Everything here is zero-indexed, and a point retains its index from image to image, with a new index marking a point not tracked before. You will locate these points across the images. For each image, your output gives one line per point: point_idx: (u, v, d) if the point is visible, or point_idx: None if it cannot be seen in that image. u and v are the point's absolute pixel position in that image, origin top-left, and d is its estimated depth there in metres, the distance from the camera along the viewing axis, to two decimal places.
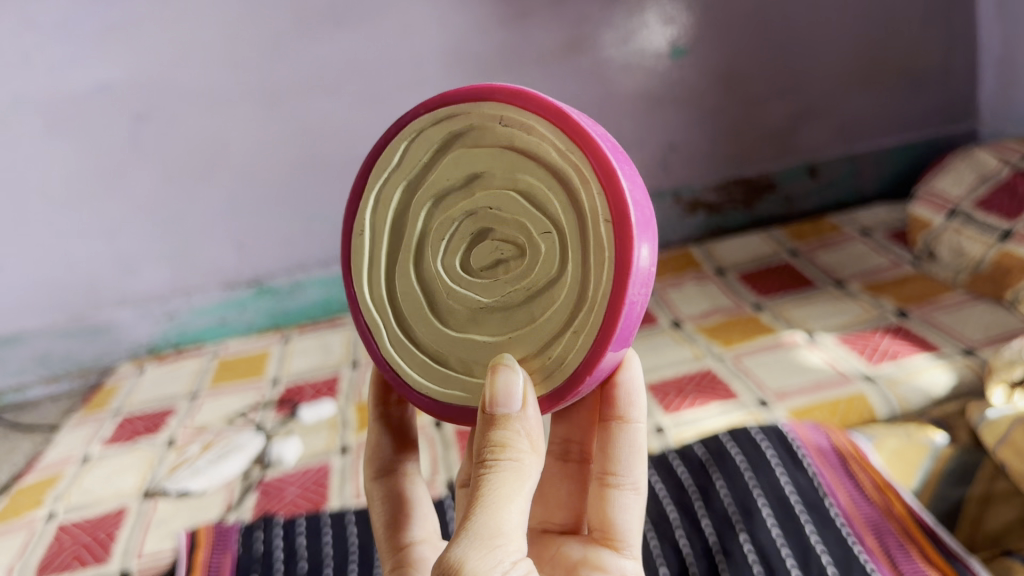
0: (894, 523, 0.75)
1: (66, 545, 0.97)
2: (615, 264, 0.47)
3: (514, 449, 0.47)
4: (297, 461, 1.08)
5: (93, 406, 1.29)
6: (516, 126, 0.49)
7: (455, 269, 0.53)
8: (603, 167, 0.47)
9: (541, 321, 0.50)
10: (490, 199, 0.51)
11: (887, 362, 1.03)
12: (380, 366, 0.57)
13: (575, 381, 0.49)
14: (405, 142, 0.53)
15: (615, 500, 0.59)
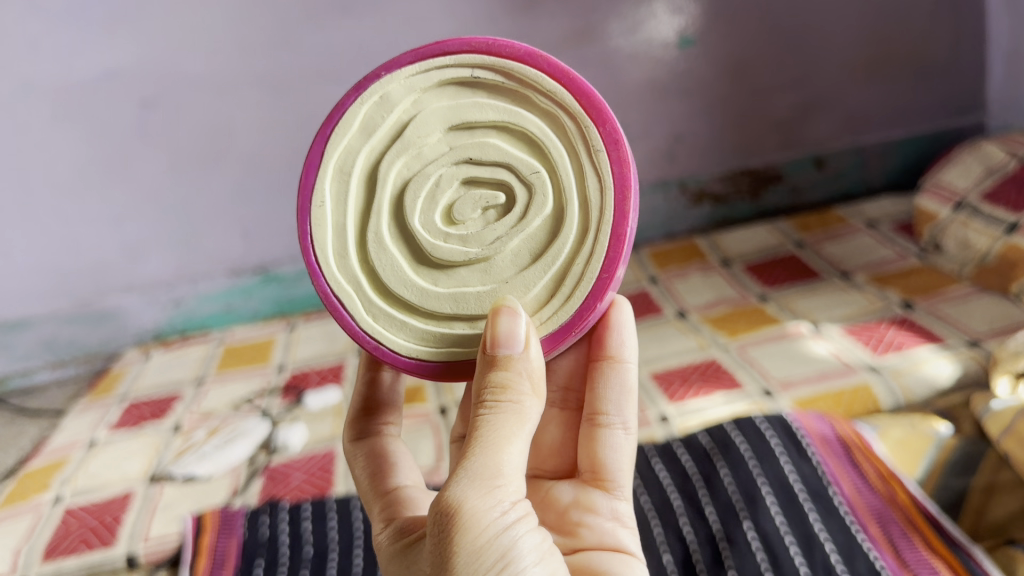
0: (897, 512, 0.75)
1: (73, 528, 0.98)
2: (615, 185, 0.54)
3: (515, 391, 0.48)
4: (303, 446, 1.08)
5: (100, 391, 1.30)
6: (493, 80, 0.55)
7: (437, 225, 0.55)
8: (589, 104, 0.54)
9: (538, 255, 0.55)
10: (472, 148, 0.55)
11: (892, 353, 1.03)
12: (359, 339, 0.57)
13: (586, 301, 0.54)
14: (368, 106, 0.56)
15: (605, 439, 0.61)
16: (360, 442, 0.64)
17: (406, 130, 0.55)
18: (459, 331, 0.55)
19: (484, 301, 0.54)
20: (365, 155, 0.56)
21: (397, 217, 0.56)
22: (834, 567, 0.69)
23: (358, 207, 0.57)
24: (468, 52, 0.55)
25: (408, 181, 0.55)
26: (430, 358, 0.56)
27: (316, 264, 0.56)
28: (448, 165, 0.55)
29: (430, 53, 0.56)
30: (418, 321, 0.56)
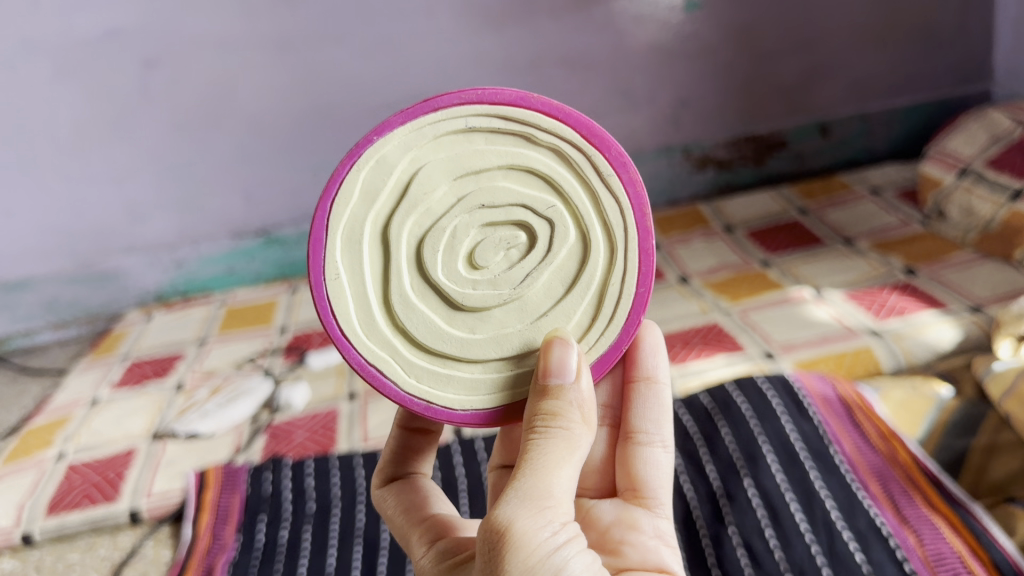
0: (897, 470, 0.75)
1: (76, 484, 0.99)
2: (632, 203, 0.54)
3: (566, 418, 0.48)
4: (306, 405, 1.08)
5: (103, 350, 1.30)
6: (492, 126, 0.53)
7: (461, 273, 0.53)
8: (590, 133, 0.54)
9: (570, 283, 0.54)
10: (483, 194, 0.53)
11: (894, 317, 1.03)
12: (408, 403, 0.54)
13: (628, 319, 0.55)
14: (366, 172, 0.53)
15: (643, 457, 0.57)
16: (393, 486, 0.61)
17: (410, 188, 0.52)
18: (502, 374, 0.54)
19: (525, 337, 0.54)
20: (372, 222, 0.53)
21: (420, 271, 0.53)
22: (833, 521, 0.69)
23: (375, 271, 0.53)
24: (459, 105, 0.53)
25: (423, 238, 0.53)
26: (482, 404, 0.54)
27: (346, 339, 0.53)
28: (462, 213, 0.52)
29: (420, 110, 0.53)
30: (463, 370, 0.54)
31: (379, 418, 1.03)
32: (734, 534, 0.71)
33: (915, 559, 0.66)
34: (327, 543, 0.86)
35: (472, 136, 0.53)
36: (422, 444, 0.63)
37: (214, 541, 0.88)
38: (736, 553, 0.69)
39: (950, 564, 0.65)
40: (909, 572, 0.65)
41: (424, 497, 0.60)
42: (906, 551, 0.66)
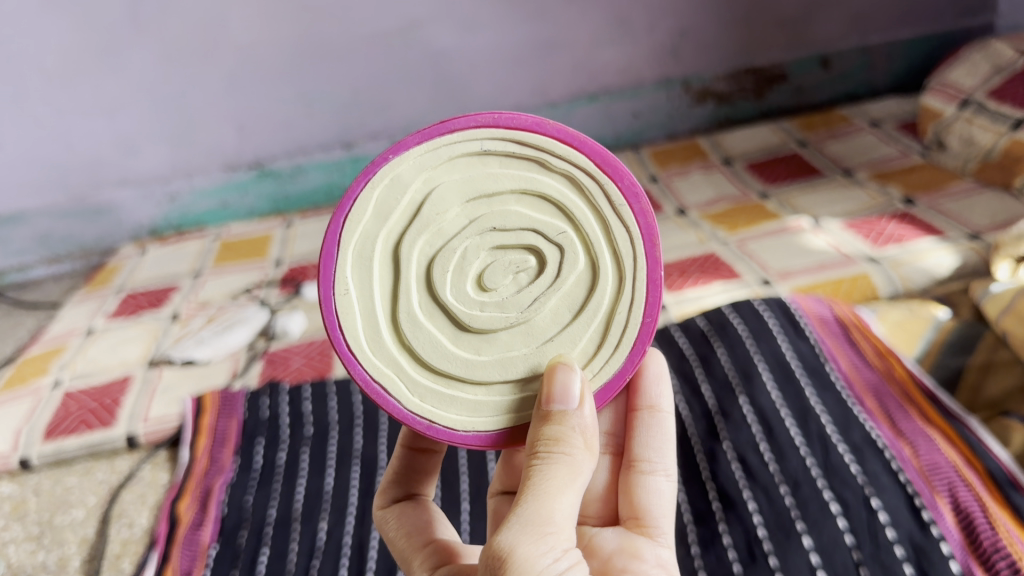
0: (894, 386, 0.75)
1: (72, 410, 0.99)
2: (643, 234, 0.50)
3: (568, 443, 0.44)
4: (302, 334, 1.08)
5: (97, 283, 1.30)
6: (507, 149, 0.49)
7: (469, 295, 0.48)
8: (604, 161, 0.50)
9: (578, 309, 0.50)
10: (494, 217, 0.48)
11: (892, 244, 1.02)
12: (407, 421, 0.49)
13: (633, 349, 0.50)
14: (379, 189, 0.48)
15: (646, 485, 0.54)
16: (398, 505, 0.56)
17: (422, 208, 0.48)
18: (505, 399, 0.49)
19: (532, 362, 0.49)
20: (384, 240, 0.49)
21: (429, 291, 0.49)
22: (828, 435, 0.69)
23: (383, 289, 0.49)
24: (476, 127, 0.49)
25: (432, 259, 0.48)
26: (485, 426, 0.49)
27: (350, 353, 0.49)
28: (471, 235, 0.48)
29: (436, 131, 0.49)
30: (466, 392, 0.49)
31: None
32: (729, 449, 0.72)
33: (910, 470, 0.65)
34: (325, 464, 0.87)
35: (486, 159, 0.49)
36: (428, 465, 0.59)
37: (212, 463, 0.89)
38: (730, 467, 0.70)
39: (945, 474, 0.65)
40: (904, 482, 0.64)
41: (428, 521, 0.55)
42: (901, 461, 0.66)
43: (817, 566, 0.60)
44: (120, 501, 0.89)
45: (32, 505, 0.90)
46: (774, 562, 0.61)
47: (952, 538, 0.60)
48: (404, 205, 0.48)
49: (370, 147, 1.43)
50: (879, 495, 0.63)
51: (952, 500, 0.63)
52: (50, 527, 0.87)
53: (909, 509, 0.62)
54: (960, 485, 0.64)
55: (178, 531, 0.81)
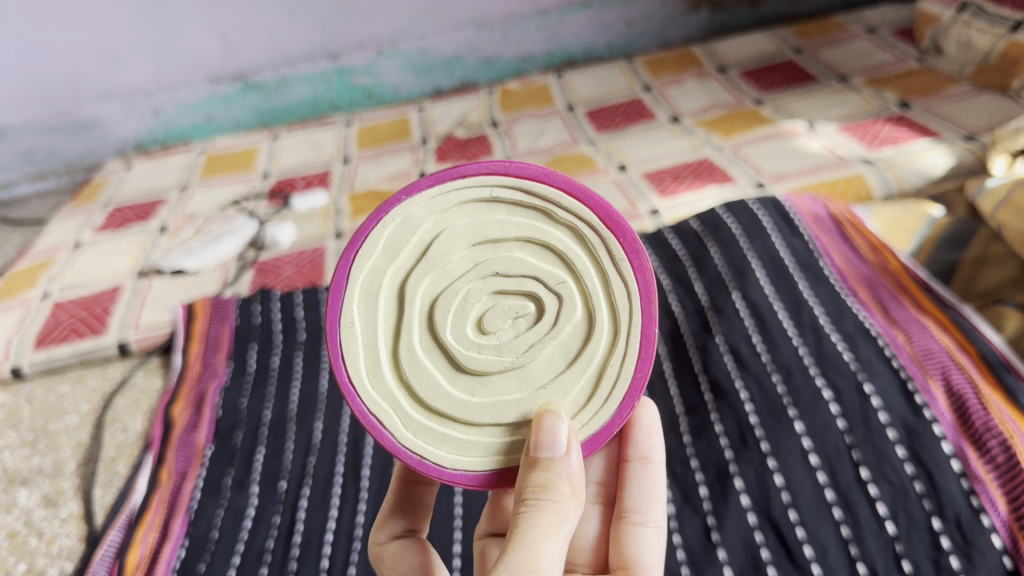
0: (887, 277, 0.75)
1: (63, 319, 0.98)
2: (640, 290, 0.47)
3: (556, 491, 0.42)
4: (291, 244, 1.06)
5: (84, 197, 1.28)
6: (515, 198, 0.47)
7: (468, 336, 0.46)
8: (608, 218, 0.47)
9: (574, 357, 0.47)
10: (498, 262, 0.46)
11: (887, 146, 1.02)
12: (398, 455, 0.47)
13: (624, 401, 0.47)
14: (391, 228, 0.47)
15: (634, 534, 0.52)
16: (398, 542, 0.52)
17: (430, 249, 0.46)
18: (496, 442, 0.46)
19: (524, 408, 0.46)
20: (390, 279, 0.47)
21: (430, 331, 0.46)
22: (821, 325, 0.69)
23: (387, 324, 0.47)
24: (487, 174, 0.47)
25: (435, 300, 0.46)
26: (475, 467, 0.46)
27: (349, 383, 0.46)
28: (474, 278, 0.46)
29: (449, 175, 0.47)
30: (458, 431, 0.46)
31: None
32: (722, 345, 0.73)
33: (903, 356, 0.65)
34: (318, 367, 0.87)
35: (495, 206, 0.47)
36: (424, 501, 0.55)
37: (206, 367, 0.89)
38: (722, 358, 0.72)
39: (938, 358, 0.64)
40: (897, 367, 0.64)
41: (428, 559, 0.51)
42: (894, 348, 0.66)
43: (809, 451, 0.62)
44: (113, 407, 0.89)
45: (26, 412, 0.90)
46: (767, 447, 0.64)
47: (945, 421, 0.60)
48: (412, 248, 0.46)
49: (356, 58, 1.40)
50: (872, 381, 0.63)
51: (944, 384, 0.62)
52: (45, 434, 0.87)
53: (903, 394, 0.62)
54: (954, 369, 0.63)
55: (172, 433, 0.82)
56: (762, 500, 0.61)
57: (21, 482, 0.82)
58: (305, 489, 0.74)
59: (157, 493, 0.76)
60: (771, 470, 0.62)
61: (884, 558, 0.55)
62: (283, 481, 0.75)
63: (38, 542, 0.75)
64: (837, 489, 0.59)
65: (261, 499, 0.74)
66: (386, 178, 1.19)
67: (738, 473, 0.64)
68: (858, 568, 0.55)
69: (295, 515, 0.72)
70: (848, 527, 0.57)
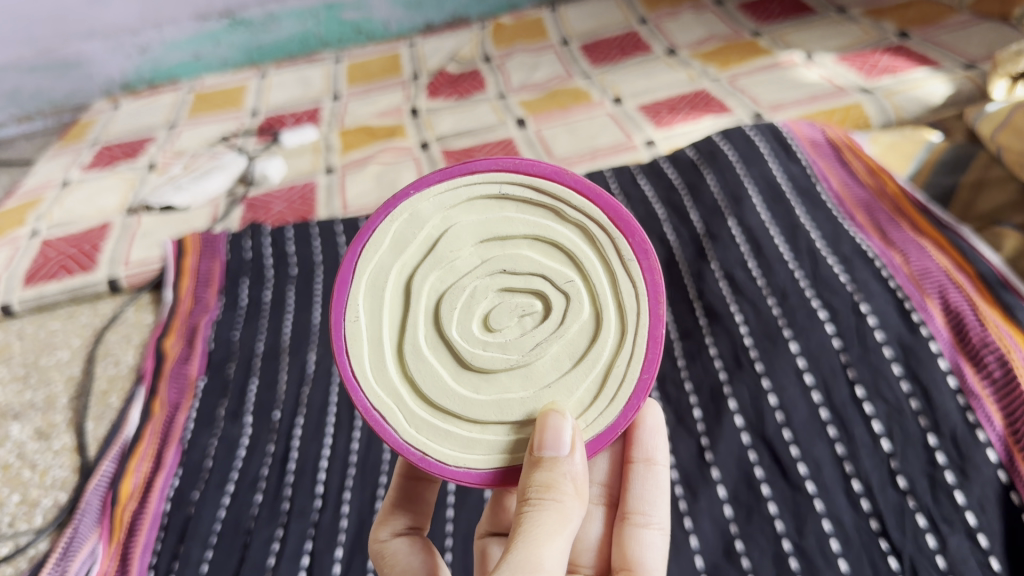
0: (885, 201, 0.74)
1: (51, 257, 0.97)
2: (648, 292, 0.46)
3: (559, 490, 0.41)
4: (281, 180, 1.05)
5: (71, 137, 1.26)
6: (525, 196, 0.45)
7: (473, 335, 0.44)
8: (617, 217, 0.46)
9: (580, 357, 0.45)
10: (505, 259, 0.45)
11: (886, 76, 1.00)
12: (401, 452, 0.45)
13: (629, 401, 0.46)
14: (398, 223, 0.45)
15: (637, 536, 0.50)
16: (400, 537, 0.50)
17: (437, 245, 0.45)
18: (501, 440, 0.45)
19: (530, 407, 0.44)
20: (397, 274, 0.45)
21: (436, 327, 0.44)
22: (817, 249, 0.69)
23: (392, 320, 0.45)
24: (497, 171, 0.46)
25: (441, 297, 0.44)
26: (479, 465, 0.45)
27: (353, 376, 0.45)
28: (480, 276, 0.44)
29: (458, 170, 0.46)
30: (460, 427, 0.45)
31: (357, 186, 1.00)
32: (717, 271, 0.72)
33: (900, 276, 0.64)
34: (311, 300, 0.85)
35: (504, 203, 0.46)
36: (426, 497, 0.54)
37: (197, 302, 0.88)
38: (718, 285, 0.71)
39: (935, 277, 0.63)
40: (894, 288, 0.63)
41: (433, 558, 0.49)
42: (891, 269, 0.65)
43: (804, 370, 0.62)
44: (105, 341, 0.88)
45: (17, 348, 0.90)
46: (761, 368, 0.64)
47: (942, 338, 0.59)
48: (419, 245, 0.45)
49: None
50: (868, 302, 0.63)
51: (941, 303, 0.62)
52: (36, 369, 0.87)
53: (899, 313, 0.62)
54: (951, 288, 0.62)
55: (165, 365, 0.81)
56: (756, 420, 0.61)
57: (14, 416, 0.82)
58: (299, 418, 0.73)
59: (151, 423, 0.76)
60: (766, 390, 0.62)
61: (879, 475, 0.56)
62: (277, 410, 0.75)
63: (32, 473, 0.75)
64: (832, 408, 0.59)
65: (255, 428, 0.74)
66: (376, 115, 1.17)
67: (731, 394, 0.64)
68: (853, 486, 0.56)
69: (289, 443, 0.71)
70: (843, 445, 0.58)
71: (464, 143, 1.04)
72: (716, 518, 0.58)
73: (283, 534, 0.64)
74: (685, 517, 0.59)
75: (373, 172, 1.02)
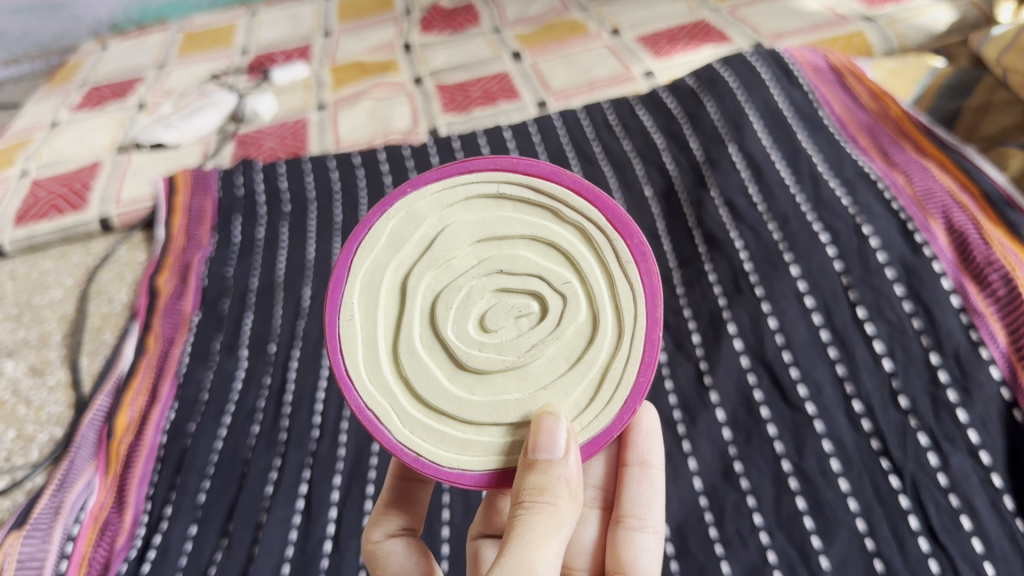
0: (887, 124, 0.73)
1: (41, 196, 0.95)
2: (646, 294, 0.44)
3: (553, 495, 0.39)
4: (273, 117, 1.03)
5: (59, 79, 1.24)
6: (522, 195, 0.44)
7: (469, 336, 0.42)
8: (616, 218, 0.44)
9: (577, 359, 0.43)
10: (502, 259, 0.43)
11: (889, 4, 0.98)
12: (393, 452, 0.43)
13: (625, 404, 0.43)
14: (394, 221, 0.44)
15: (631, 539, 0.49)
16: (393, 538, 0.49)
17: (434, 244, 0.43)
18: (497, 442, 0.42)
19: (525, 410, 0.42)
20: (392, 273, 0.43)
21: (431, 326, 0.43)
22: (819, 172, 0.67)
23: (387, 320, 0.43)
24: (495, 170, 0.44)
25: (437, 296, 0.43)
26: (474, 466, 0.42)
27: (346, 375, 0.43)
28: (477, 276, 0.43)
29: (456, 169, 0.44)
30: (455, 428, 0.43)
31: (350, 122, 0.98)
32: (717, 198, 0.70)
33: (903, 197, 0.63)
34: (305, 236, 0.84)
35: (501, 202, 0.44)
36: (420, 498, 0.51)
37: (190, 240, 0.87)
38: (717, 211, 0.70)
39: (939, 198, 0.62)
40: (897, 209, 0.62)
41: (430, 561, 0.48)
42: (894, 190, 0.64)
43: (805, 294, 0.61)
44: (98, 280, 0.87)
45: (9, 288, 0.88)
46: (761, 292, 0.63)
47: (945, 258, 0.58)
48: (416, 245, 0.43)
49: None
50: (871, 223, 0.62)
51: (945, 223, 0.60)
52: (29, 308, 0.86)
53: (902, 234, 0.60)
54: (955, 208, 0.61)
55: (158, 301, 0.80)
56: (755, 343, 0.61)
57: (8, 355, 0.81)
58: (295, 351, 0.72)
59: (145, 358, 0.75)
60: (765, 313, 0.62)
61: (880, 395, 0.55)
62: (273, 343, 0.74)
63: (26, 410, 0.74)
64: (833, 330, 0.59)
65: (250, 361, 0.73)
66: (368, 50, 1.15)
67: (731, 318, 0.63)
68: (854, 406, 0.56)
69: (285, 376, 0.71)
70: (843, 366, 0.57)
71: (458, 77, 1.02)
72: (714, 440, 0.59)
73: (281, 465, 0.64)
74: (684, 441, 0.59)
75: (366, 107, 1.00)
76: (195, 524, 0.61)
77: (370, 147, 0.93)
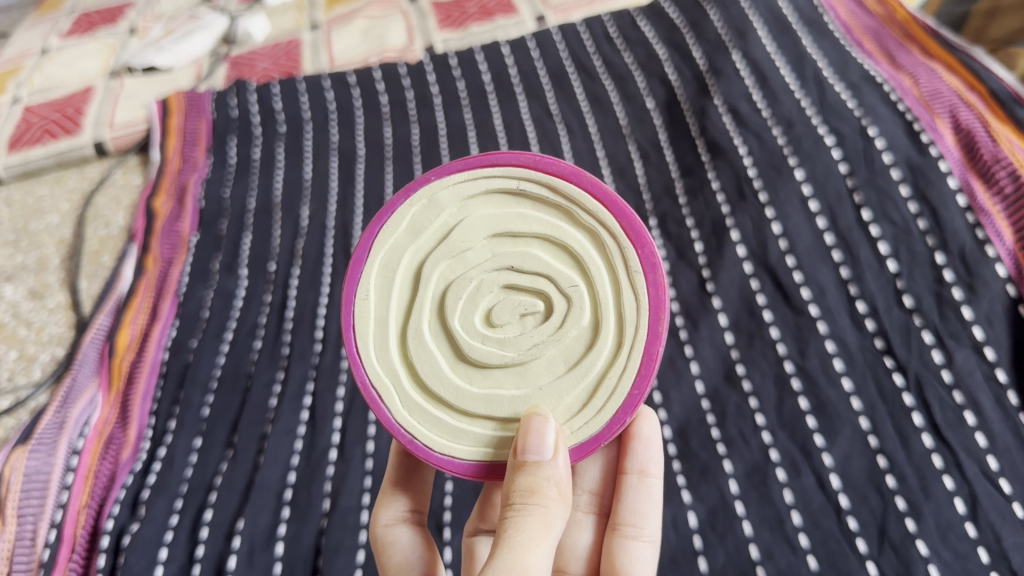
0: (894, 28, 0.71)
1: (34, 123, 0.93)
2: (651, 305, 0.42)
3: (543, 495, 0.38)
4: (265, 40, 1.02)
5: (48, 6, 1.22)
6: (541, 194, 0.43)
7: (472, 330, 0.42)
8: (629, 226, 0.43)
9: (576, 363, 0.42)
10: (513, 256, 0.42)
11: None
12: (391, 431, 0.43)
13: (617, 415, 0.42)
14: (416, 208, 0.44)
15: (623, 548, 0.48)
16: (403, 524, 0.47)
17: (451, 234, 0.43)
18: (487, 434, 0.42)
19: (519, 407, 0.42)
20: (410, 258, 0.43)
21: (440, 315, 0.43)
22: (824, 76, 0.66)
23: (400, 303, 0.43)
24: (518, 166, 0.43)
25: (447, 287, 0.42)
26: (464, 455, 0.42)
27: (355, 349, 0.43)
28: (486, 271, 0.42)
29: (481, 161, 0.44)
30: (450, 415, 0.43)
31: (344, 42, 0.97)
32: (721, 106, 0.69)
33: (909, 98, 0.62)
34: (302, 155, 0.83)
35: (521, 200, 0.43)
36: (425, 476, 0.50)
37: (185, 161, 0.86)
38: (721, 120, 0.69)
39: (945, 98, 0.61)
40: (903, 111, 0.61)
41: (434, 554, 0.47)
42: (900, 92, 0.63)
43: (809, 197, 0.60)
44: (94, 204, 0.86)
45: (5, 214, 0.88)
46: (764, 198, 0.62)
47: (951, 157, 0.57)
48: (433, 235, 0.43)
49: None
50: (876, 125, 0.60)
51: (952, 122, 0.59)
52: (26, 233, 0.85)
53: (907, 135, 0.59)
54: (961, 107, 0.60)
55: (156, 223, 0.79)
56: (759, 249, 0.61)
57: (7, 279, 0.80)
58: (295, 268, 0.72)
59: (144, 278, 0.75)
60: (769, 219, 0.61)
61: (884, 295, 0.55)
62: (272, 262, 0.74)
63: (27, 332, 0.74)
64: (838, 233, 0.58)
65: (250, 280, 0.73)
66: None
67: (735, 225, 0.63)
68: (858, 307, 0.55)
69: (286, 293, 0.70)
70: (847, 268, 0.57)
71: None
72: (717, 345, 0.59)
73: (284, 378, 0.64)
74: (687, 346, 0.60)
75: (361, 27, 0.99)
76: (199, 438, 0.61)
77: (365, 66, 0.91)
